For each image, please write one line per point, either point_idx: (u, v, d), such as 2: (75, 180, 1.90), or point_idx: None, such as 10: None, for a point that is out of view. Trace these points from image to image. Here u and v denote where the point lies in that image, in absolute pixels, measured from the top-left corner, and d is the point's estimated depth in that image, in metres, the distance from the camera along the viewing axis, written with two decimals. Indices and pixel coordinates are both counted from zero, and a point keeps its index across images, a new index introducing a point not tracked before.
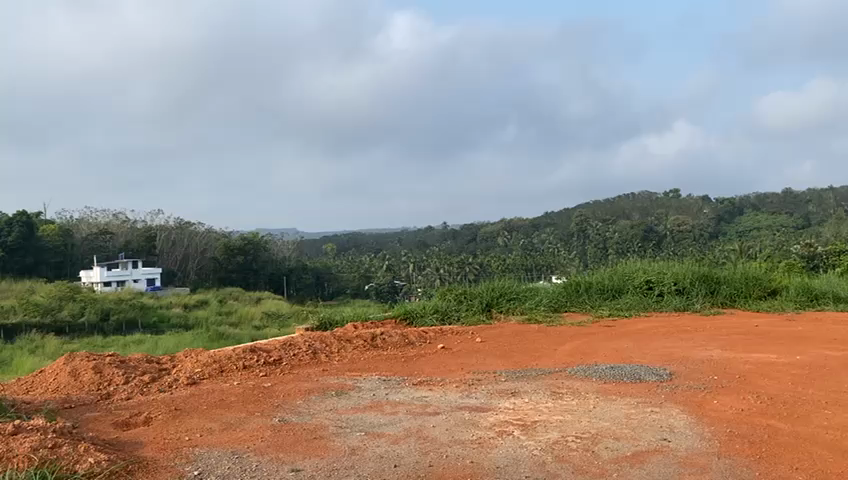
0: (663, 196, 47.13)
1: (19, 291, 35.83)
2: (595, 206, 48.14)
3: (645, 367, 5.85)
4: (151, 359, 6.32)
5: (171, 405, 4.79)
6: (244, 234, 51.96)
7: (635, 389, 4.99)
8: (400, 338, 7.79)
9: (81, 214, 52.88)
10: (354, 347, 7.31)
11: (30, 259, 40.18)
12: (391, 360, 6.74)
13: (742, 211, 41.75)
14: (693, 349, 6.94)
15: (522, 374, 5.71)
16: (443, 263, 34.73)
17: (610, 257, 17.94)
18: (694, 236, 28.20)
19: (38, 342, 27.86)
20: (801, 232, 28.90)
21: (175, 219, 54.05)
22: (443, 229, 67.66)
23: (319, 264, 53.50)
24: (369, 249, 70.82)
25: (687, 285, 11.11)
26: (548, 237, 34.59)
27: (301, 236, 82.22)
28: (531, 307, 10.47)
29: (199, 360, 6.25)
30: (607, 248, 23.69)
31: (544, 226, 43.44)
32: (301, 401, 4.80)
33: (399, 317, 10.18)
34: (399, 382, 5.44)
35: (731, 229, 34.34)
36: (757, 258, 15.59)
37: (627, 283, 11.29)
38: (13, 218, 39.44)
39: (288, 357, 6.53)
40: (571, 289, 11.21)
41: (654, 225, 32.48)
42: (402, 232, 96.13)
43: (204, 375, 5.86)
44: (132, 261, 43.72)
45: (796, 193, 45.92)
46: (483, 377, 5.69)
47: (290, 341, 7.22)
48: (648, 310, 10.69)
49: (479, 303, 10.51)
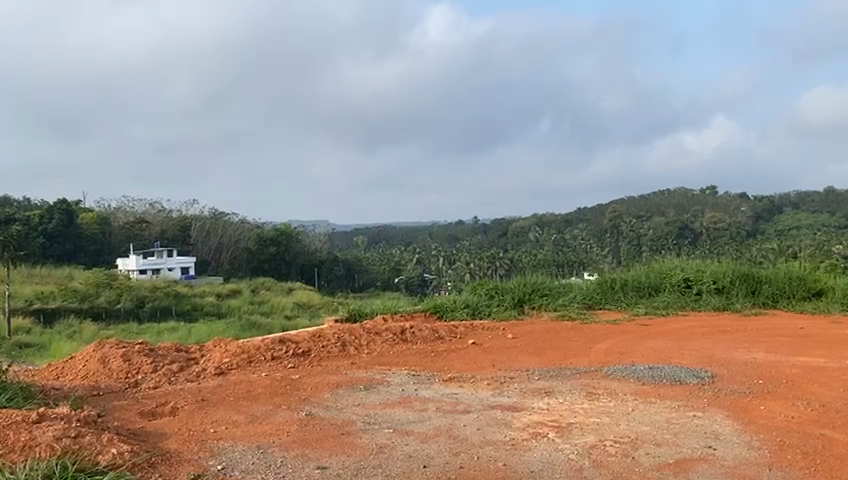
0: (699, 193, 46.10)
1: (58, 277, 36.69)
2: (628, 202, 47.33)
3: (686, 368, 5.61)
4: (181, 347, 6.29)
5: (198, 396, 4.73)
6: (277, 225, 52.40)
7: (675, 392, 4.77)
8: (430, 332, 7.65)
9: (119, 203, 53.98)
10: (383, 340, 7.20)
11: (69, 246, 41.22)
12: (419, 354, 6.61)
13: (781, 210, 40.61)
14: (734, 350, 6.68)
15: (555, 374, 5.53)
16: (473, 257, 34.54)
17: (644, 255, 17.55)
18: (731, 234, 27.50)
19: (76, 327, 28.52)
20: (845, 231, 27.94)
21: (209, 210, 54.82)
22: (475, 223, 67.39)
23: (350, 256, 53.68)
24: (399, 242, 70.81)
25: (727, 284, 10.78)
26: (580, 232, 34.13)
27: (334, 228, 82.80)
28: (564, 304, 10.24)
29: (228, 349, 6.21)
30: (641, 244, 23.19)
31: (576, 222, 42.85)
32: (328, 395, 4.69)
33: (429, 311, 10.07)
34: (429, 378, 5.30)
35: (769, 227, 33.41)
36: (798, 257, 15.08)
37: (664, 281, 10.97)
38: (54, 206, 40.81)
39: (317, 348, 6.44)
40: (605, 286, 10.94)
41: (690, 223, 31.69)
42: (433, 225, 95.84)
43: (232, 365, 5.81)
44: (167, 251, 44.46)
45: (838, 192, 44.55)
46: (515, 375, 5.53)
47: (319, 332, 7.13)
48: (686, 309, 10.39)
49: (511, 298, 10.32)
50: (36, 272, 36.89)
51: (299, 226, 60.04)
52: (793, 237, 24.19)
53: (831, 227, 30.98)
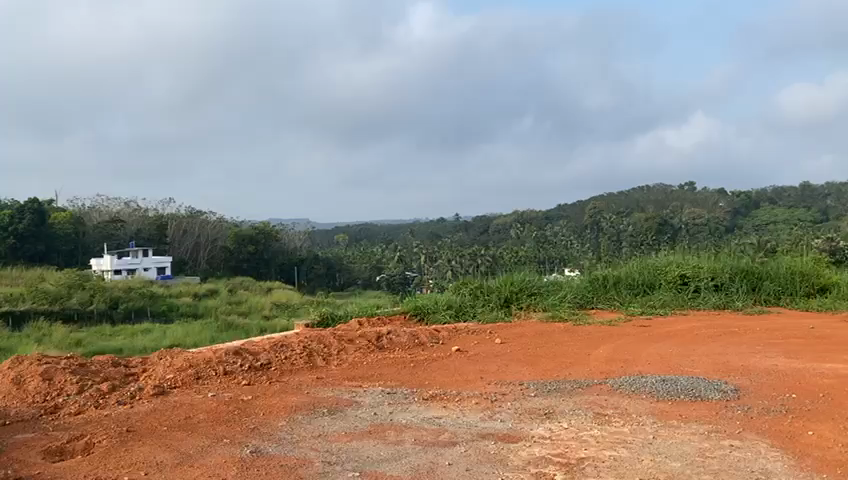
0: (678, 189, 45.74)
1: (29, 278, 35.41)
2: (609, 199, 46.78)
3: (704, 380, 4.85)
4: (119, 362, 5.43)
5: (123, 426, 3.87)
6: (255, 223, 51.23)
7: (699, 413, 4.02)
8: (409, 338, 6.87)
9: (93, 202, 52.56)
10: (357, 348, 6.40)
11: (42, 246, 39.71)
12: (396, 365, 5.81)
13: (759, 205, 40.32)
14: (749, 356, 5.96)
15: (554, 388, 4.75)
16: (455, 255, 33.79)
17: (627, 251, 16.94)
18: (711, 229, 27.05)
19: (46, 330, 27.39)
20: (823, 225, 27.63)
21: (186, 209, 53.58)
22: (455, 220, 66.80)
23: (330, 255, 52.67)
24: (380, 240, 69.89)
25: (726, 280, 10.12)
26: (561, 228, 33.53)
27: (313, 226, 81.78)
28: (554, 303, 9.48)
29: (173, 364, 5.35)
30: (622, 240, 22.63)
31: (557, 218, 42.21)
32: (284, 423, 3.85)
33: (408, 313, 9.26)
34: (407, 397, 4.50)
35: (748, 221, 33.13)
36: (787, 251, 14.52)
37: (659, 277, 10.26)
38: (25, 205, 38.89)
39: (278, 361, 5.63)
40: (597, 284, 10.20)
41: (669, 218, 31.18)
42: (414, 221, 94.81)
43: (175, 383, 4.97)
44: (142, 250, 43.30)
45: (814, 187, 44.46)
46: (507, 390, 4.75)
47: (283, 340, 6.29)
48: (684, 307, 9.69)
49: (497, 298, 9.53)
50: (6, 274, 35.60)
51: (278, 223, 58.84)
52: (770, 233, 23.76)
53: (808, 222, 30.67)
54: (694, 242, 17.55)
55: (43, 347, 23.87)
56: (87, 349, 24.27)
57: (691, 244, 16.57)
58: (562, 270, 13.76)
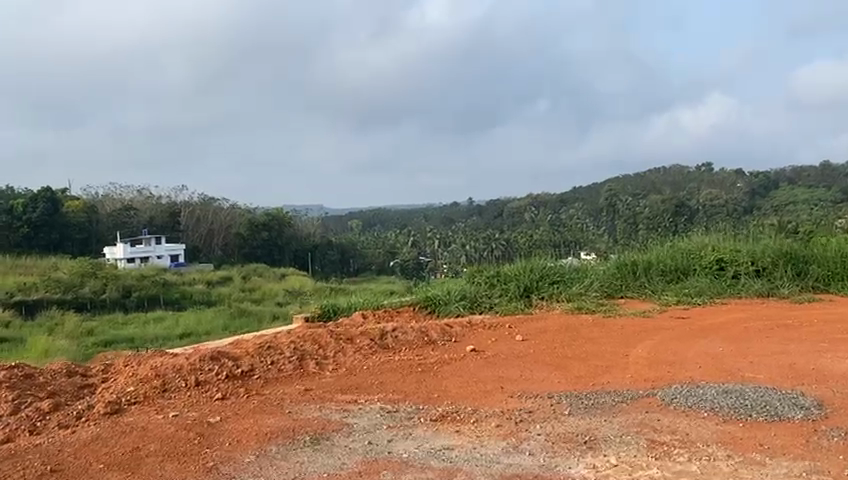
0: (695, 169, 44.36)
1: (42, 267, 35.12)
2: (624, 180, 45.44)
3: (776, 392, 3.95)
4: (77, 372, 4.64)
5: (48, 464, 3.05)
6: (268, 209, 50.62)
7: (787, 441, 3.14)
8: (418, 336, 6.03)
9: (107, 190, 52.18)
10: (357, 349, 5.57)
11: (55, 235, 39.34)
12: (401, 371, 4.97)
13: (778, 185, 38.86)
14: (817, 356, 5.06)
15: (591, 403, 3.89)
16: (468, 239, 32.91)
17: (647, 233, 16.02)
18: (731, 209, 25.95)
19: (58, 319, 27.03)
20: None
21: (199, 196, 53.04)
22: (470, 204, 65.76)
23: (344, 240, 52.04)
24: (394, 225, 69.00)
25: (768, 265, 9.18)
26: (576, 211, 32.49)
27: (327, 212, 80.98)
28: (580, 291, 8.61)
29: (137, 373, 4.54)
30: (639, 221, 21.63)
31: (572, 201, 41.15)
32: (252, 460, 3.02)
33: (418, 305, 8.41)
34: (411, 418, 3.64)
35: (768, 200, 31.83)
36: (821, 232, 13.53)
37: (694, 262, 9.34)
38: (38, 194, 38.38)
39: (263, 368, 4.81)
40: (625, 270, 9.29)
41: (687, 199, 29.96)
42: (429, 205, 93.89)
43: (136, 397, 4.17)
44: (155, 238, 42.82)
45: (835, 166, 42.85)
46: (535, 407, 3.87)
47: (272, 341, 5.45)
48: (723, 295, 8.77)
49: (516, 287, 8.63)
50: (19, 263, 35.26)
51: (292, 210, 58.12)
52: (794, 212, 22.66)
53: (829, 201, 29.36)
54: (716, 222, 16.55)
55: (54, 337, 23.50)
56: (99, 338, 23.92)
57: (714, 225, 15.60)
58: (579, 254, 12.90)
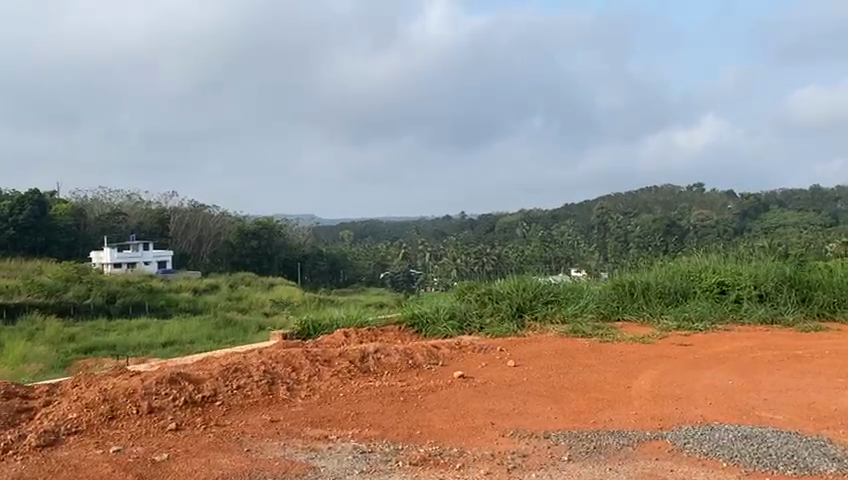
0: (686, 189, 44.24)
1: (26, 269, 34.36)
2: (616, 199, 45.24)
3: (801, 438, 3.51)
4: (16, 393, 4.14)
5: None
6: (258, 217, 50.08)
7: None
8: (401, 359, 5.57)
9: (96, 194, 51.50)
10: (333, 372, 5.09)
11: (41, 238, 38.61)
12: (381, 399, 4.50)
13: (768, 207, 38.73)
14: (837, 394, 4.64)
15: (592, 447, 3.43)
16: (459, 253, 32.48)
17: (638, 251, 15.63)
18: (722, 230, 25.70)
19: (39, 324, 26.30)
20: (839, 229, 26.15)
21: (189, 203, 52.42)
22: (461, 218, 65.41)
23: (334, 250, 51.54)
24: (385, 237, 68.52)
25: (771, 290, 8.77)
26: (567, 228, 32.17)
27: (317, 222, 80.40)
28: (575, 312, 8.17)
29: (84, 396, 4.04)
30: (631, 240, 21.26)
31: (563, 217, 40.93)
32: None
33: (404, 324, 7.94)
34: (388, 461, 3.16)
35: (758, 222, 31.64)
36: (817, 258, 13.18)
37: (694, 285, 8.93)
38: (25, 196, 37.71)
39: (228, 395, 4.33)
40: (622, 291, 8.85)
41: (677, 219, 29.67)
42: (421, 219, 93.64)
43: (76, 426, 3.67)
44: (143, 244, 42.17)
45: (824, 191, 42.80)
46: (530, 449, 3.40)
47: (241, 361, 4.97)
48: (725, 320, 8.35)
49: (508, 307, 8.17)
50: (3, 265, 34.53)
51: (282, 219, 57.53)
52: (785, 234, 22.40)
53: (819, 225, 29.16)
54: (707, 244, 16.18)
55: (33, 342, 22.80)
56: (80, 344, 23.26)
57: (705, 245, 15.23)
58: (570, 271, 12.51)
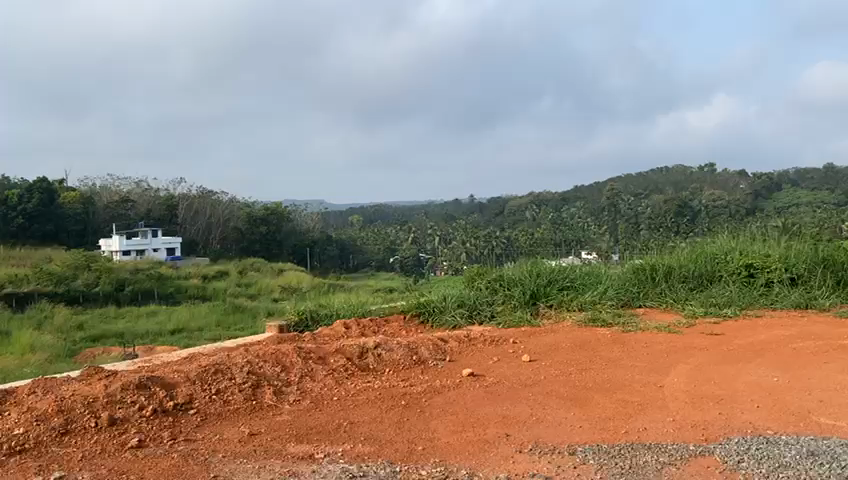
0: (697, 169, 43.26)
1: (35, 258, 34.15)
2: (626, 180, 44.37)
3: None
4: None
5: None
6: (266, 203, 49.61)
7: None
8: (404, 355, 5.01)
9: (104, 182, 51.20)
10: (327, 372, 4.53)
11: (51, 226, 38.33)
12: (379, 404, 3.95)
13: (781, 186, 37.73)
14: None
15: (627, 466, 2.87)
16: (467, 237, 31.82)
17: (647, 233, 14.99)
18: (735, 210, 24.96)
19: (47, 312, 26.01)
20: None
21: (197, 189, 52.00)
22: (470, 201, 64.65)
23: (343, 235, 51.06)
24: (395, 222, 67.91)
25: (804, 272, 8.14)
26: (577, 210, 31.39)
27: (327, 208, 79.92)
28: (594, 299, 7.59)
29: (35, 408, 3.49)
30: (641, 221, 20.62)
31: (573, 199, 40.12)
32: None
33: (410, 313, 7.40)
34: None
35: (772, 202, 30.80)
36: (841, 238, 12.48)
37: (719, 268, 8.31)
38: (33, 184, 37.34)
39: (204, 402, 3.79)
40: (642, 275, 8.26)
41: (689, 200, 28.92)
42: (431, 202, 92.87)
43: (21, 444, 3.15)
44: (152, 231, 41.84)
45: (838, 169, 41.66)
46: (554, 471, 2.86)
47: (223, 360, 4.43)
48: (756, 306, 7.75)
49: (521, 293, 7.59)
50: (12, 254, 34.29)
51: (291, 204, 57.08)
52: (800, 214, 21.60)
53: (833, 204, 28.32)
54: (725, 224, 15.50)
55: (41, 331, 22.51)
56: (88, 333, 22.95)
57: (719, 225, 14.59)
58: (580, 254, 11.89)
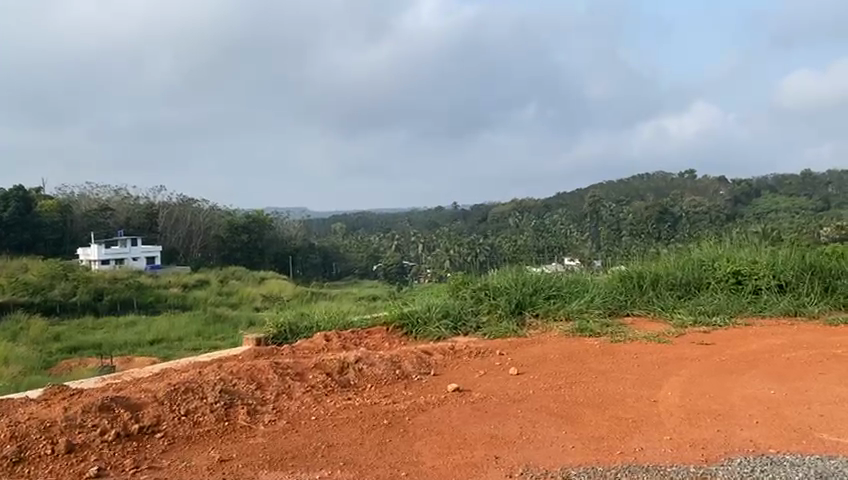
0: (677, 176, 43.54)
1: (11, 267, 33.43)
2: (607, 187, 44.52)
3: None
4: None
5: None
6: (248, 211, 49.12)
7: None
8: (387, 369, 4.79)
9: (83, 190, 50.38)
10: (305, 388, 4.30)
11: (27, 235, 37.57)
12: (360, 424, 3.72)
13: (760, 192, 38.06)
14: None
15: None
16: (451, 244, 31.67)
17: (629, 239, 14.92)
18: (715, 216, 25.06)
19: (23, 324, 25.41)
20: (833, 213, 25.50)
21: (178, 197, 51.34)
22: (453, 208, 64.54)
23: (325, 243, 50.69)
24: (378, 229, 67.67)
25: (791, 279, 8.05)
26: (559, 217, 31.39)
27: (309, 216, 79.42)
28: (581, 308, 7.42)
29: None
30: (623, 228, 20.59)
31: (556, 206, 40.15)
32: None
33: (392, 325, 7.17)
34: None
35: (751, 208, 31.02)
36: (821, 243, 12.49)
37: (706, 275, 8.18)
38: (9, 192, 36.58)
39: (173, 425, 3.54)
40: (629, 283, 8.10)
41: (670, 206, 28.99)
42: (414, 209, 92.61)
43: None
44: (131, 239, 41.20)
45: (815, 175, 42.13)
46: None
47: (193, 377, 4.17)
48: (744, 314, 7.62)
49: (507, 303, 7.40)
50: None
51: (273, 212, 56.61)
52: (780, 220, 21.69)
53: (810, 210, 28.57)
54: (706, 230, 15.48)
55: (16, 343, 21.95)
56: (64, 344, 22.40)
57: (701, 231, 14.56)
58: (562, 261, 11.74)
